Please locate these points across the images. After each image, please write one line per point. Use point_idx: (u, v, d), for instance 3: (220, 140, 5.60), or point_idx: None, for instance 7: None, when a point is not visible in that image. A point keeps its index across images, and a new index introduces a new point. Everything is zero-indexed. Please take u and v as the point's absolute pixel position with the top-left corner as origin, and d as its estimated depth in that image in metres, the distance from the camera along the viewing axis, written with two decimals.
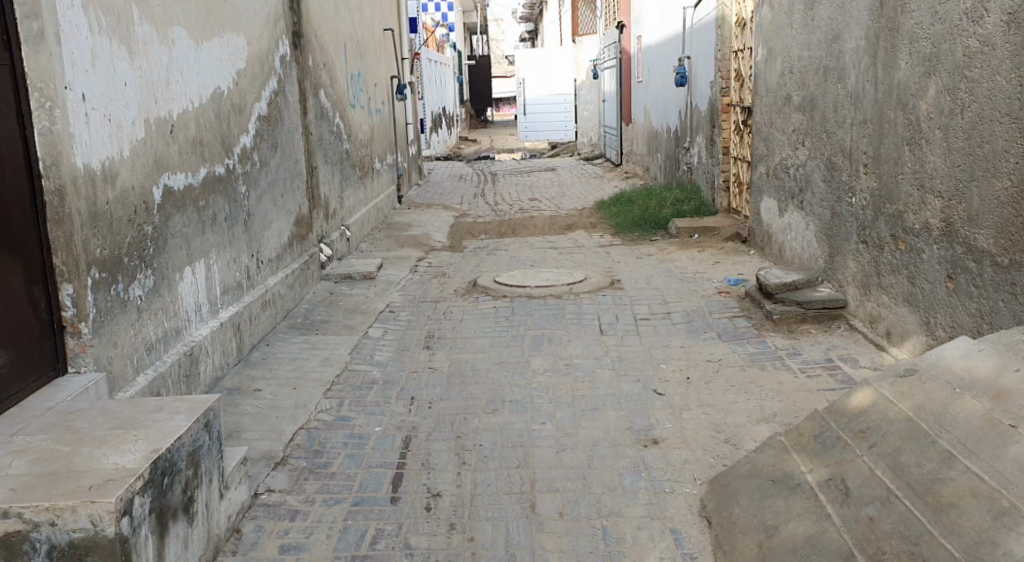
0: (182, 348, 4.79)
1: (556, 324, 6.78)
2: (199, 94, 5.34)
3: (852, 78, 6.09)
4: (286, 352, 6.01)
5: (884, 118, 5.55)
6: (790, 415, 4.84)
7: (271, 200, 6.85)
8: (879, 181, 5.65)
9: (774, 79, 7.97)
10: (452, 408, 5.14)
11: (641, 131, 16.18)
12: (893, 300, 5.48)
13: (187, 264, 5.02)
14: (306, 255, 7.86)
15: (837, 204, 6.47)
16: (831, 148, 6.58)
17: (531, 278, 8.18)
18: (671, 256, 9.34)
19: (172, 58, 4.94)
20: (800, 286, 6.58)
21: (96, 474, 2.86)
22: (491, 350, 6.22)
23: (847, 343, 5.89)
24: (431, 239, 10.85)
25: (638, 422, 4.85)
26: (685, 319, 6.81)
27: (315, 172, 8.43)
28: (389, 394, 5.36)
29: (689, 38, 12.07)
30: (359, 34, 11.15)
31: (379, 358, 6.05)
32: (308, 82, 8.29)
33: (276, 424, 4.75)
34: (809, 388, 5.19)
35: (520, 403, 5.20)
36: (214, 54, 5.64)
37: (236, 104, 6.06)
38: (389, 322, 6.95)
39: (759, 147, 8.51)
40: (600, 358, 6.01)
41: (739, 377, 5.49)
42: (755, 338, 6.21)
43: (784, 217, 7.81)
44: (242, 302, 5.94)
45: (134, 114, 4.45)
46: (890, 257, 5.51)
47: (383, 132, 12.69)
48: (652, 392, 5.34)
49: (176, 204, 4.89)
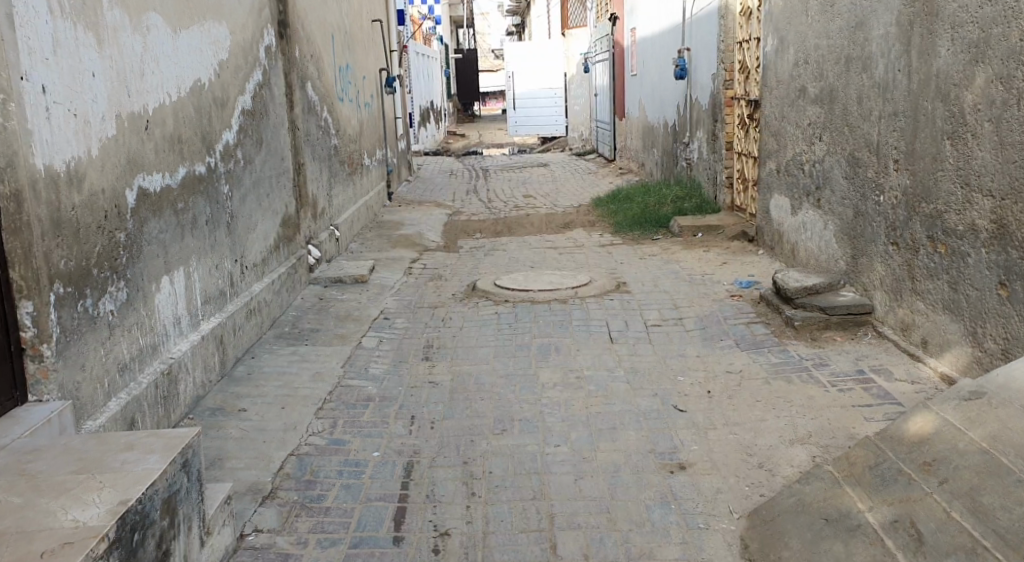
0: (160, 367, 4.34)
1: (563, 332, 6.35)
2: (177, 86, 4.88)
3: (879, 68, 5.69)
4: (274, 366, 5.56)
5: (919, 111, 5.16)
6: (828, 436, 4.44)
7: (256, 200, 6.39)
8: (912, 178, 5.26)
9: (787, 70, 7.55)
10: (456, 429, 4.72)
11: (636, 125, 15.76)
12: (929, 308, 5.10)
13: (164, 273, 4.56)
14: (294, 257, 7.41)
15: (861, 202, 6.06)
16: (854, 143, 6.16)
17: (534, 281, 7.77)
18: (676, 256, 8.91)
19: (147, 47, 4.47)
20: (822, 291, 6.16)
21: (51, 537, 2.41)
22: (495, 362, 5.79)
23: (877, 352, 5.48)
24: (424, 239, 10.39)
25: (661, 444, 4.44)
26: (699, 325, 6.39)
27: (301, 170, 7.97)
28: (387, 413, 4.94)
29: (689, 29, 11.67)
30: (347, 23, 10.67)
31: (374, 371, 5.61)
32: (294, 75, 7.83)
33: (264, 450, 4.32)
34: (844, 404, 4.78)
35: (531, 422, 4.78)
36: (194, 44, 5.18)
37: (218, 98, 5.62)
38: (384, 331, 6.50)
39: (769, 141, 8.11)
40: (612, 370, 5.58)
41: (764, 391, 5.07)
42: (777, 347, 5.79)
43: (799, 216, 7.40)
44: (226, 312, 5.50)
45: (104, 109, 3.98)
46: (926, 260, 5.13)
47: (372, 126, 12.21)
48: (672, 408, 4.92)
49: (152, 208, 4.44)
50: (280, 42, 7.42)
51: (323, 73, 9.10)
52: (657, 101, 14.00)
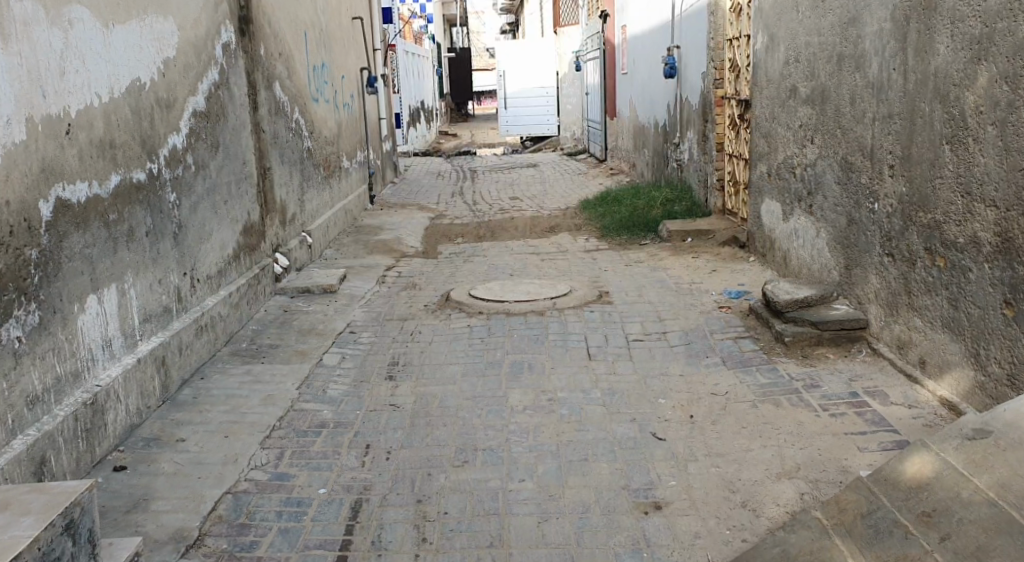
0: (83, 396, 4.09)
1: (537, 347, 5.96)
2: (109, 87, 4.56)
3: (873, 67, 5.30)
4: (222, 388, 5.17)
5: (916, 112, 4.78)
6: (816, 469, 4.05)
7: (212, 207, 5.99)
8: (908, 185, 4.88)
9: (777, 69, 7.17)
10: (413, 460, 4.33)
11: (627, 125, 15.35)
12: (927, 324, 4.71)
13: (91, 292, 4.27)
14: (257, 267, 7.00)
15: (855, 209, 5.67)
16: (847, 147, 5.78)
17: (511, 291, 7.37)
18: (663, 263, 8.52)
19: (70, 43, 4.23)
20: (813, 303, 5.76)
21: None
22: (462, 382, 5.39)
23: (872, 371, 5.09)
24: (403, 244, 9.99)
25: (636, 479, 4.06)
26: (684, 340, 6.00)
27: (267, 174, 7.57)
28: (339, 442, 4.54)
29: (678, 26, 11.28)
30: (323, 21, 10.26)
31: (332, 393, 5.20)
32: (259, 74, 7.43)
33: (196, 489, 3.99)
34: (835, 431, 4.39)
35: (495, 452, 4.38)
36: (129, 39, 4.82)
37: (162, 98, 5.23)
38: (347, 346, 6.10)
39: (760, 143, 7.71)
40: (588, 391, 5.18)
41: (750, 416, 4.68)
42: (765, 365, 5.40)
43: (790, 223, 7.02)
44: (171, 330, 5.11)
45: (10, 111, 3.75)
46: (924, 273, 4.74)
47: (352, 128, 11.80)
48: (651, 436, 4.53)
49: (74, 220, 4.18)
50: (241, 39, 7.01)
51: (294, 73, 8.70)
52: (647, 100, 13.60)
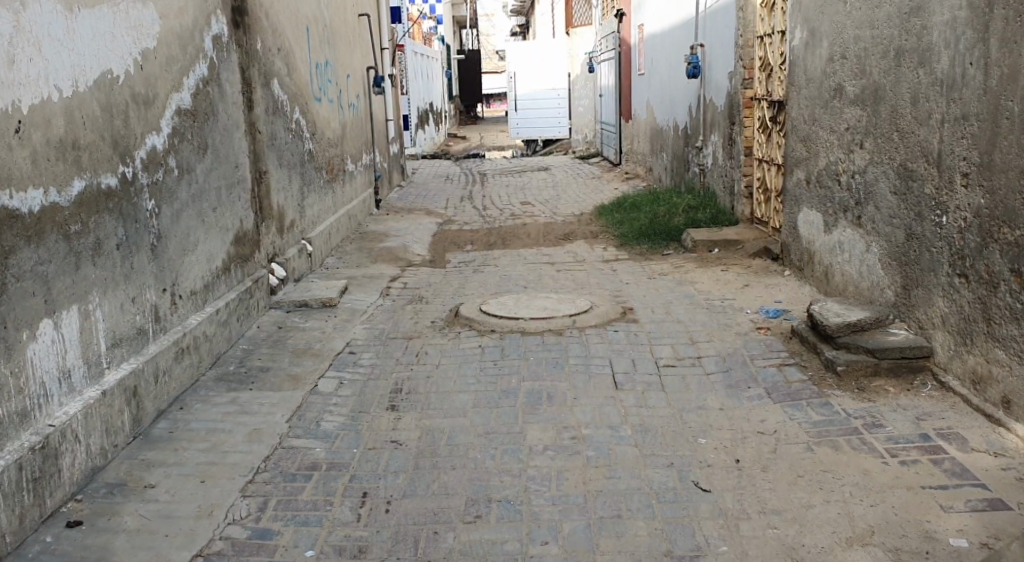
0: (31, 440, 3.50)
1: (557, 373, 5.32)
2: (73, 79, 3.97)
3: (942, 61, 4.68)
4: (203, 421, 4.56)
5: (1002, 112, 4.18)
6: (893, 533, 3.46)
7: (198, 215, 5.39)
8: (989, 195, 4.29)
9: (819, 67, 6.54)
10: (417, 514, 3.73)
11: (643, 127, 14.70)
12: (1013, 358, 4.12)
13: (45, 316, 3.68)
14: (248, 279, 6.38)
15: (915, 222, 5.03)
16: (906, 152, 5.15)
17: (526, 306, 6.75)
18: (690, 276, 7.90)
19: (22, 27, 3.63)
20: (867, 327, 5.12)
21: None
22: (474, 415, 4.75)
23: (943, 410, 4.47)
24: (410, 252, 9.38)
25: (679, 542, 3.48)
26: (721, 366, 5.37)
27: (261, 177, 6.95)
28: (332, 488, 3.94)
29: (701, 23, 10.63)
30: (326, 15, 9.60)
31: (326, 427, 4.58)
32: (255, 69, 6.82)
33: (162, 551, 3.42)
34: (909, 484, 3.78)
35: (512, 504, 3.78)
36: (98, 25, 4.22)
37: (139, 94, 4.64)
38: (346, 369, 5.48)
39: (796, 148, 7.06)
40: (616, 428, 4.55)
41: (806, 461, 4.06)
42: (817, 399, 4.75)
43: (833, 235, 6.38)
44: (146, 354, 4.52)
45: None
46: (1009, 299, 4.15)
47: (356, 128, 11.18)
48: (692, 485, 3.91)
49: (25, 233, 3.58)
50: (234, 31, 6.41)
51: (293, 69, 8.08)
52: (666, 102, 12.96)
